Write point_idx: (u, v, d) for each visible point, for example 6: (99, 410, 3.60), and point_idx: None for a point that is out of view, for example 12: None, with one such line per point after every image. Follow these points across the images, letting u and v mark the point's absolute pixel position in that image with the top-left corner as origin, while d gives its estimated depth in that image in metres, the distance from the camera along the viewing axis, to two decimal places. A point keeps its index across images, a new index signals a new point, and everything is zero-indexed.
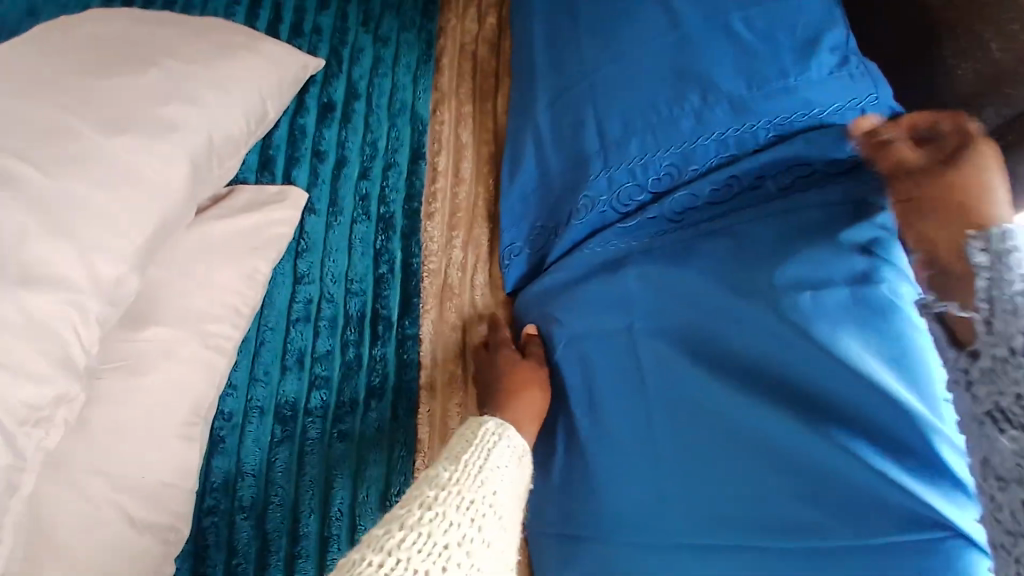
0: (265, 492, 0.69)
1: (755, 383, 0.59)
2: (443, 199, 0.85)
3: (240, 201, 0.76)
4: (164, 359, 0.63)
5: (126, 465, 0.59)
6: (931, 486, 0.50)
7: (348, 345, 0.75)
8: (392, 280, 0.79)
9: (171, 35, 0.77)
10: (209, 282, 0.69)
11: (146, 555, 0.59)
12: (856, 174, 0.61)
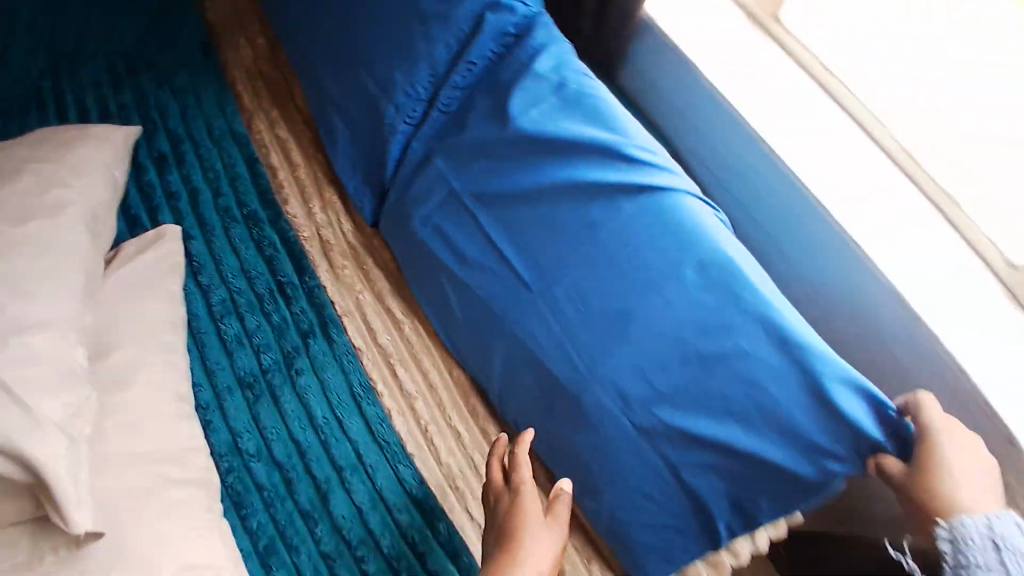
0: (263, 438, 0.89)
1: (533, 178, 0.85)
2: (289, 185, 1.08)
3: (129, 252, 0.96)
4: (139, 367, 0.83)
5: (151, 444, 0.78)
6: (640, 176, 0.80)
7: (271, 312, 0.96)
8: (280, 255, 1.01)
9: (16, 150, 0.93)
10: (141, 311, 0.89)
11: (196, 498, 0.77)
12: (535, 29, 0.89)
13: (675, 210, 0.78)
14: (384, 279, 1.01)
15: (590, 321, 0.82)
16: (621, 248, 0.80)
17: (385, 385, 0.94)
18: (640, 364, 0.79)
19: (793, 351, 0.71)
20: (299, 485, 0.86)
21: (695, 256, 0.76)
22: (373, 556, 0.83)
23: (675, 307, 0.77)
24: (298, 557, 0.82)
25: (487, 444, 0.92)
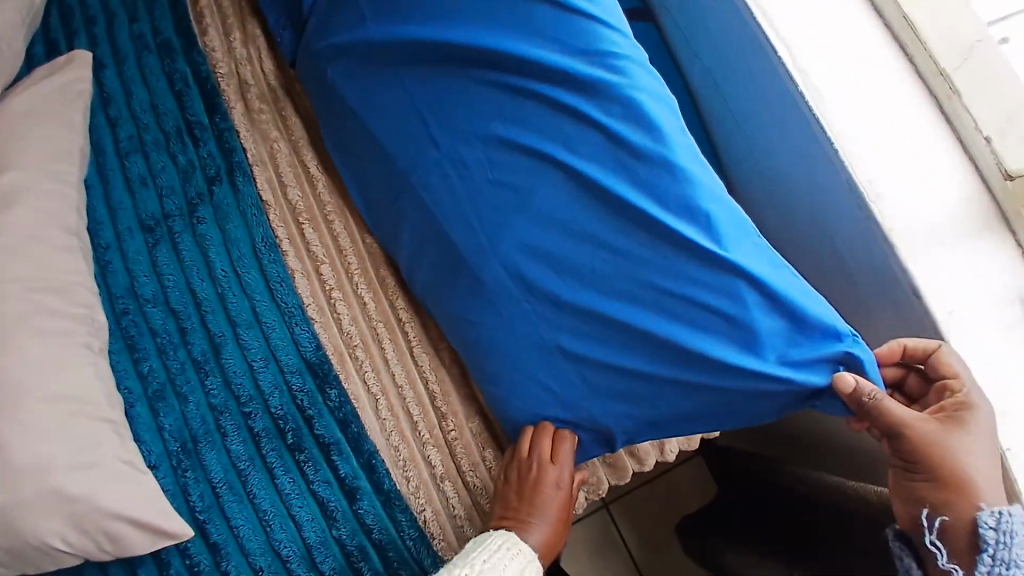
0: (161, 284, 0.84)
1: (449, 11, 0.73)
2: (209, 17, 0.97)
3: (36, 78, 0.88)
4: (23, 193, 0.79)
5: (34, 273, 0.76)
6: (565, 16, 0.69)
7: (176, 153, 0.88)
8: (191, 91, 0.92)
9: None
10: (35, 136, 0.83)
11: (74, 331, 0.76)
12: None
13: (632, 80, 0.68)
14: (306, 129, 0.92)
15: (495, 188, 0.71)
16: (553, 109, 0.69)
17: (290, 242, 0.87)
18: (538, 241, 0.69)
19: (726, 252, 0.64)
20: (193, 334, 0.82)
21: (610, 122, 0.67)
22: (259, 409, 0.80)
23: (582, 178, 0.67)
24: (188, 405, 0.80)
25: (395, 320, 0.86)
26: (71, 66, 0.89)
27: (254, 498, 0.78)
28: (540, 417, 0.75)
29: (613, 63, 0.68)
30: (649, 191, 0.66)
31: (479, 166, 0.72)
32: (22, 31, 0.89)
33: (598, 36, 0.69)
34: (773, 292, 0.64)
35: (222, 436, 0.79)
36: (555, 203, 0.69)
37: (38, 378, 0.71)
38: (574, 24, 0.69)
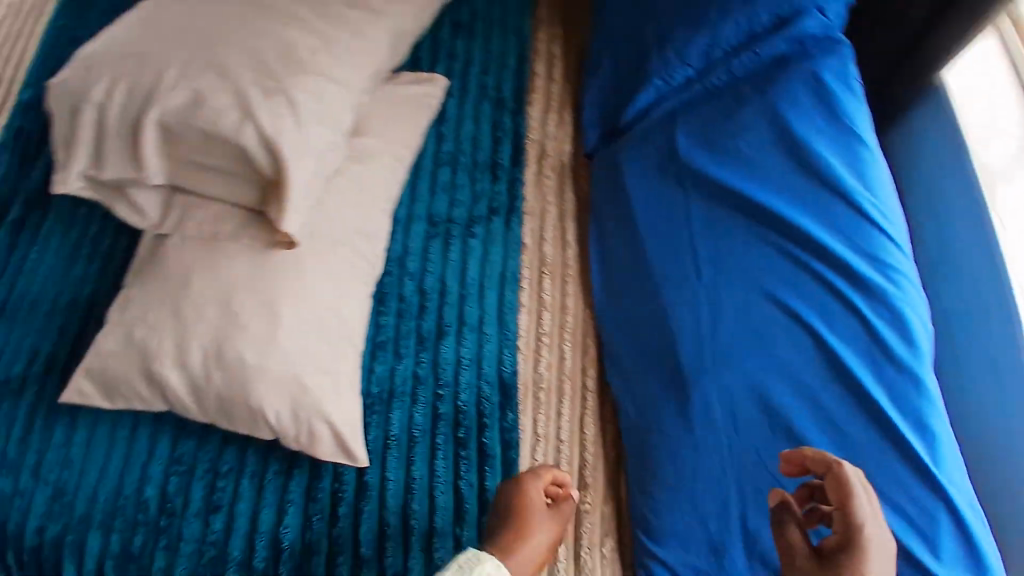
0: (422, 266, 1.02)
1: (757, 181, 0.88)
2: (540, 92, 1.16)
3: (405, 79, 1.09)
4: (371, 158, 0.98)
5: (358, 217, 0.92)
6: (859, 225, 0.84)
7: (477, 180, 1.08)
8: (505, 141, 1.12)
9: None
10: (388, 125, 1.01)
11: (360, 273, 0.90)
12: (817, 59, 0.91)
13: (903, 294, 0.80)
14: (578, 209, 1.08)
15: (746, 331, 0.82)
16: (823, 290, 0.82)
17: (529, 283, 1.02)
18: (768, 387, 0.79)
19: (938, 470, 0.73)
20: (428, 315, 0.98)
21: (870, 321, 0.79)
22: (448, 396, 0.93)
23: (828, 354, 0.79)
24: (398, 364, 0.95)
25: (581, 387, 0.96)
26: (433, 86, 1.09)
27: (411, 464, 0.89)
28: (686, 551, 0.78)
29: (887, 277, 0.81)
30: (887, 389, 0.76)
31: (737, 308, 0.84)
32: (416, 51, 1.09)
33: (881, 251, 0.82)
34: (967, 523, 0.72)
35: (411, 402, 0.92)
36: (796, 362, 0.80)
37: (320, 296, 0.84)
38: (866, 234, 0.83)
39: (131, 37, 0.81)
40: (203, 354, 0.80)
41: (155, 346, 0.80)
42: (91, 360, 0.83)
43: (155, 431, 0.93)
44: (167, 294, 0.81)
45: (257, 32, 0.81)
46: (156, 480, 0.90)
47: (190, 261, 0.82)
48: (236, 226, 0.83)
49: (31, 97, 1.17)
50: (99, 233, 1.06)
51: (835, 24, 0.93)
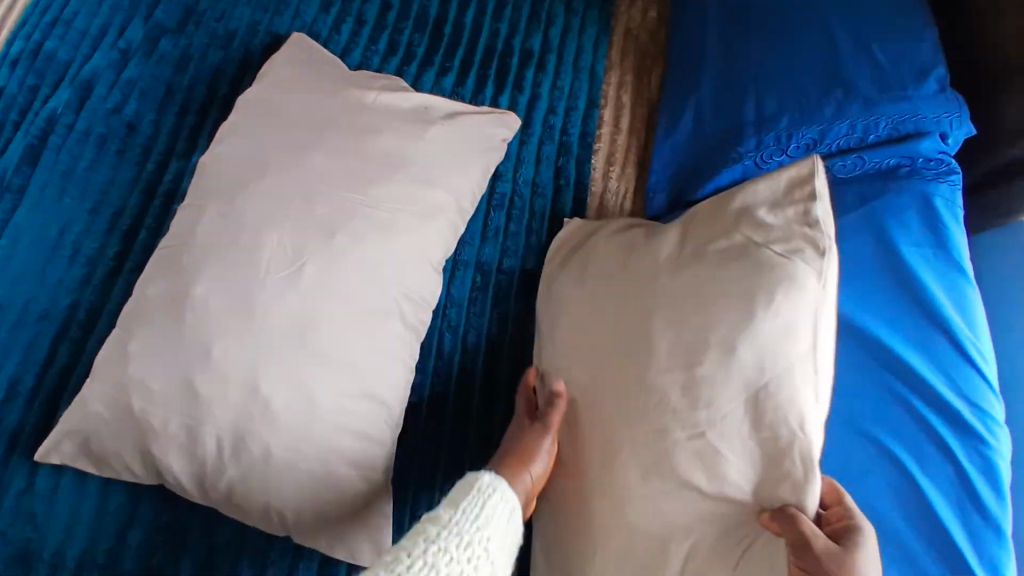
0: (464, 317, 0.91)
1: (854, 288, 0.86)
2: (605, 141, 1.07)
3: (467, 135, 0.90)
4: (433, 216, 0.83)
5: (417, 307, 0.80)
6: (961, 354, 0.82)
7: (534, 230, 0.98)
8: (568, 189, 1.02)
9: (402, 126, 0.86)
10: (454, 164, 0.87)
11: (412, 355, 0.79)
12: (921, 177, 0.91)
13: (992, 437, 0.78)
14: None
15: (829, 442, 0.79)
16: (912, 410, 0.79)
17: None
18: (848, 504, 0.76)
19: None
20: (470, 381, 0.87)
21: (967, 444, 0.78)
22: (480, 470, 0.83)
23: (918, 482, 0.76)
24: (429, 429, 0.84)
25: None
26: (500, 127, 0.94)
27: None
28: None
29: (984, 417, 0.79)
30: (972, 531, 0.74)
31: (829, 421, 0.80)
32: (499, 134, 0.94)
33: (977, 387, 0.81)
34: None
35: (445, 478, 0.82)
36: (889, 486, 0.76)
37: (382, 382, 0.75)
38: (963, 366, 0.82)
39: (259, 140, 0.80)
40: (219, 442, 0.69)
41: (154, 423, 0.69)
42: (76, 423, 0.72)
43: (136, 489, 0.80)
44: (170, 348, 0.69)
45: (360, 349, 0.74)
46: (136, 551, 0.77)
47: (209, 328, 0.69)
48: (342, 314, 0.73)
49: (20, 53, 1.00)
50: (82, 234, 0.90)
51: (951, 148, 0.92)
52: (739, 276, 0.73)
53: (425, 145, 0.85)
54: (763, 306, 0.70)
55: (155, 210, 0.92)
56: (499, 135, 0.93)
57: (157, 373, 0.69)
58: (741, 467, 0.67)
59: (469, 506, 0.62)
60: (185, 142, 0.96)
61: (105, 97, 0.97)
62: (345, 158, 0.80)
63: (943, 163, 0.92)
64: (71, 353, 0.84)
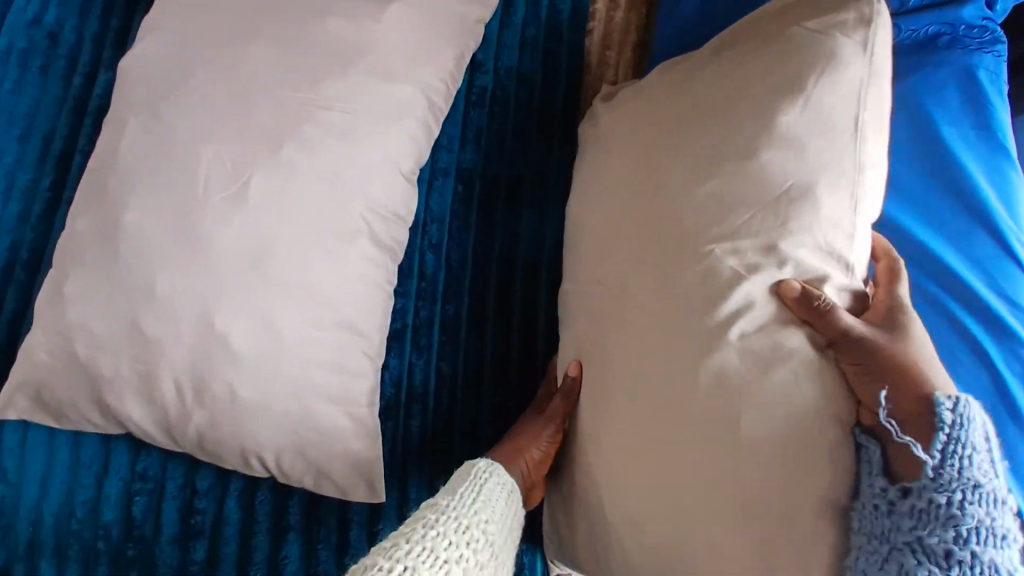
0: (447, 232, 0.82)
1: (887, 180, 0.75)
2: (600, 20, 0.92)
3: (436, 13, 0.76)
4: (401, 115, 0.71)
5: (389, 220, 0.70)
6: (1004, 251, 0.73)
7: (520, 129, 0.86)
8: (558, 78, 0.88)
9: (355, 6, 0.72)
10: (421, 50, 0.74)
11: (389, 274, 0.70)
12: (968, 48, 0.77)
13: None
14: None
15: None
16: (951, 317, 0.70)
17: None
18: None
19: None
20: (459, 302, 0.79)
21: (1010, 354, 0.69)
22: (470, 392, 0.77)
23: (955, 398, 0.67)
24: (416, 358, 0.77)
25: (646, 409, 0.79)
26: (473, 3, 0.79)
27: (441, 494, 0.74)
28: None
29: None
30: (1015, 451, 0.65)
31: None
32: (474, 11, 0.79)
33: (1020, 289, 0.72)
34: None
35: (435, 407, 0.76)
36: None
37: (356, 308, 0.66)
38: (1006, 264, 0.73)
39: (184, 34, 0.67)
40: (177, 387, 0.62)
41: (104, 371, 0.61)
42: (25, 373, 0.65)
43: (107, 439, 0.74)
44: (107, 285, 0.61)
45: (329, 249, 0.65)
46: (113, 500, 0.72)
47: (151, 260, 0.61)
48: (315, 189, 0.64)
49: None
50: (12, 163, 0.80)
51: (996, 16, 0.78)
52: (759, 70, 0.63)
53: (382, 30, 0.71)
54: (791, 96, 0.60)
55: (87, 130, 0.80)
56: (474, 13, 0.79)
57: (97, 313, 0.61)
58: (761, 283, 0.57)
59: (466, 494, 0.58)
60: (115, 50, 0.83)
61: (21, 3, 0.84)
62: (288, 49, 0.67)
63: (992, 29, 0.78)
64: (16, 300, 0.76)
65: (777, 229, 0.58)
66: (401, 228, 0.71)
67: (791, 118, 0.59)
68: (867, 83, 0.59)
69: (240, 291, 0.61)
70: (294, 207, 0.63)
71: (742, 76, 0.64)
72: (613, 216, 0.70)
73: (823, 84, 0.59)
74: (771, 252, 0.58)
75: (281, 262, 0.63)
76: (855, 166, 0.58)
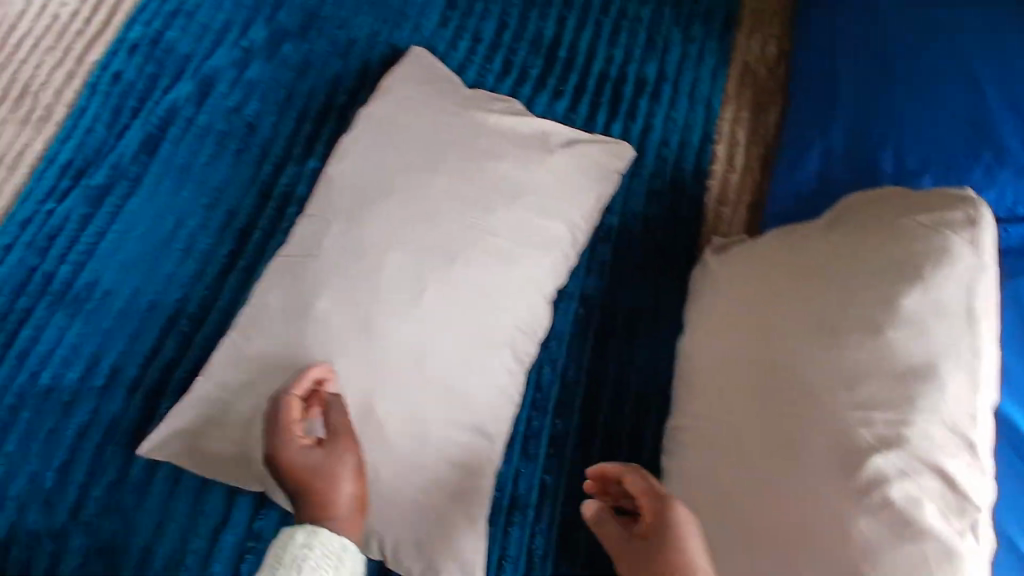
0: (565, 351, 0.89)
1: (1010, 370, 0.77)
2: (717, 180, 1.03)
3: (585, 162, 0.87)
4: (548, 244, 0.80)
5: (524, 334, 0.77)
6: None
7: (640, 267, 0.95)
8: (678, 227, 0.98)
9: (523, 151, 0.84)
10: (570, 192, 0.84)
11: (516, 384, 0.76)
12: None
13: None
14: None
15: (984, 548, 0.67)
16: None
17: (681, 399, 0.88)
18: None
19: None
20: (569, 418, 0.85)
21: None
22: (570, 509, 0.80)
23: None
24: (523, 466, 0.81)
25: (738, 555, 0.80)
26: (615, 156, 0.90)
27: None
28: None
29: None
30: None
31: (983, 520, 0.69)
32: (615, 162, 0.90)
33: None
34: None
35: (535, 518, 0.79)
36: None
37: (485, 410, 0.72)
38: None
39: (382, 155, 0.80)
40: None
41: None
42: (183, 423, 0.71)
43: (231, 494, 0.79)
44: (286, 361, 0.69)
45: (472, 352, 0.73)
46: (223, 557, 0.76)
47: (329, 344, 0.69)
48: (470, 300, 0.74)
49: (143, 41, 1.00)
50: (196, 229, 0.90)
51: None
52: (884, 254, 0.72)
53: (542, 172, 0.83)
54: (917, 283, 0.69)
55: (269, 213, 0.92)
56: (615, 163, 0.90)
57: (273, 382, 0.69)
58: (895, 454, 0.62)
59: None
60: (302, 147, 0.95)
61: (226, 94, 0.97)
62: (467, 180, 0.79)
63: None
64: (176, 347, 0.84)
65: (910, 405, 0.64)
66: (530, 342, 0.78)
67: (914, 303, 0.68)
68: (977, 277, 0.69)
69: (399, 382, 0.69)
70: (448, 311, 0.72)
71: (866, 254, 0.74)
72: (738, 362, 0.75)
73: (946, 280, 0.68)
74: (902, 425, 0.63)
75: (436, 359, 0.71)
76: (979, 353, 0.65)
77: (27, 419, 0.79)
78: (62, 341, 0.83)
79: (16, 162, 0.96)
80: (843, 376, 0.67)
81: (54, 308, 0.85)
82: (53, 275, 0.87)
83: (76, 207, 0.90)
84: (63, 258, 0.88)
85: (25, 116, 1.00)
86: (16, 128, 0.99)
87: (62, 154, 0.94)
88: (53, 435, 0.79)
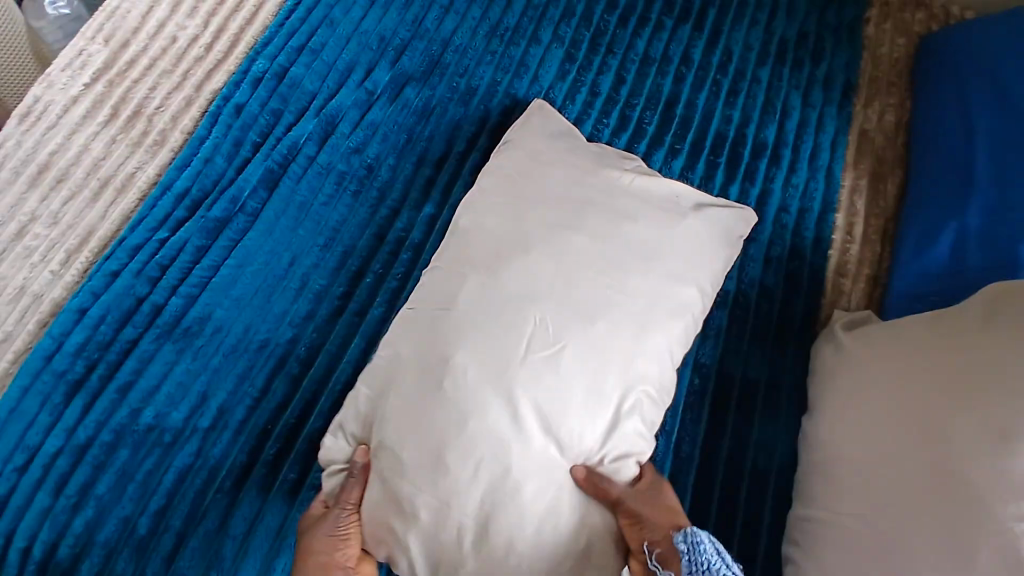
0: (680, 423, 0.85)
1: None
2: (837, 251, 0.99)
3: (712, 224, 0.84)
4: (678, 310, 0.76)
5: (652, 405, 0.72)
6: None
7: (758, 338, 0.90)
8: (797, 298, 0.94)
9: (653, 213, 0.81)
10: (699, 256, 0.80)
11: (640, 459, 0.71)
12: None
13: None
14: None
15: None
16: None
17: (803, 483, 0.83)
18: None
19: None
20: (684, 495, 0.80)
21: None
22: None
23: None
24: None
25: None
26: (740, 220, 0.87)
27: None
28: None
29: None
30: None
31: None
32: (739, 226, 0.86)
33: None
34: None
35: None
36: None
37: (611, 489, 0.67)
38: None
39: (514, 211, 0.78)
40: (459, 532, 0.64)
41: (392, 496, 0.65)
42: None
43: None
44: (414, 421, 0.66)
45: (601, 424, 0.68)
46: None
47: (464, 405, 0.66)
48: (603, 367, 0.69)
49: (267, 74, 0.99)
50: (311, 267, 0.90)
51: None
52: None
53: (673, 237, 0.80)
54: None
55: (383, 256, 0.90)
56: (740, 229, 0.86)
57: (406, 439, 0.66)
58: None
59: None
60: (418, 192, 0.95)
61: (347, 135, 0.97)
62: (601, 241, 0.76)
63: None
64: (286, 392, 0.82)
65: None
66: (658, 415, 0.72)
67: None
68: None
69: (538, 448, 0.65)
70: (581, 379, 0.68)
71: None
72: (885, 460, 0.72)
73: None
74: None
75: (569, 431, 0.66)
76: None
77: (128, 454, 0.77)
78: (169, 375, 0.81)
79: (127, 186, 0.96)
80: (1012, 474, 0.64)
81: (160, 340, 0.83)
82: (162, 306, 0.85)
83: (193, 238, 0.88)
84: (176, 289, 0.86)
85: (139, 137, 0.99)
86: (130, 149, 0.98)
87: (178, 182, 0.93)
88: (153, 474, 0.77)
